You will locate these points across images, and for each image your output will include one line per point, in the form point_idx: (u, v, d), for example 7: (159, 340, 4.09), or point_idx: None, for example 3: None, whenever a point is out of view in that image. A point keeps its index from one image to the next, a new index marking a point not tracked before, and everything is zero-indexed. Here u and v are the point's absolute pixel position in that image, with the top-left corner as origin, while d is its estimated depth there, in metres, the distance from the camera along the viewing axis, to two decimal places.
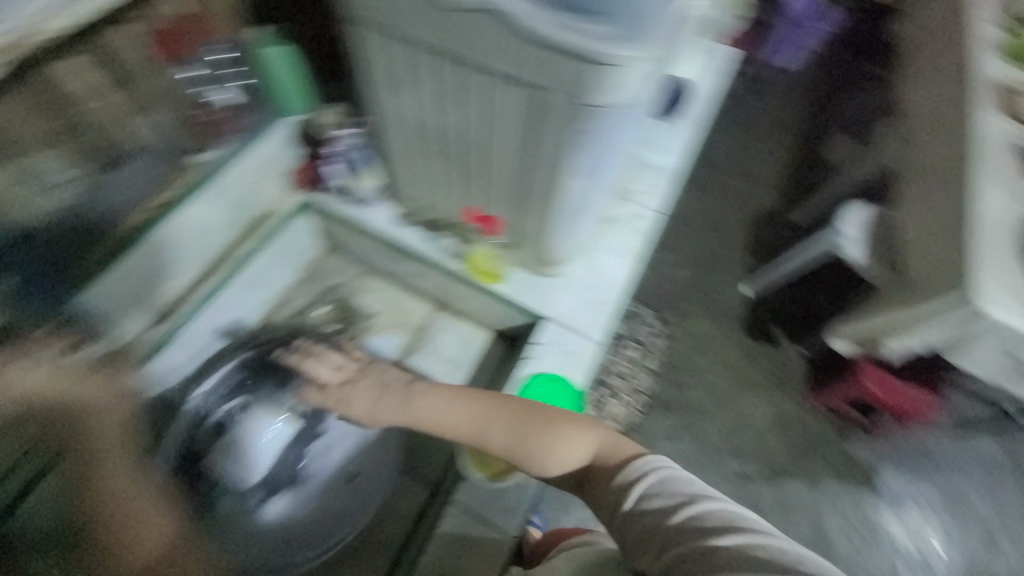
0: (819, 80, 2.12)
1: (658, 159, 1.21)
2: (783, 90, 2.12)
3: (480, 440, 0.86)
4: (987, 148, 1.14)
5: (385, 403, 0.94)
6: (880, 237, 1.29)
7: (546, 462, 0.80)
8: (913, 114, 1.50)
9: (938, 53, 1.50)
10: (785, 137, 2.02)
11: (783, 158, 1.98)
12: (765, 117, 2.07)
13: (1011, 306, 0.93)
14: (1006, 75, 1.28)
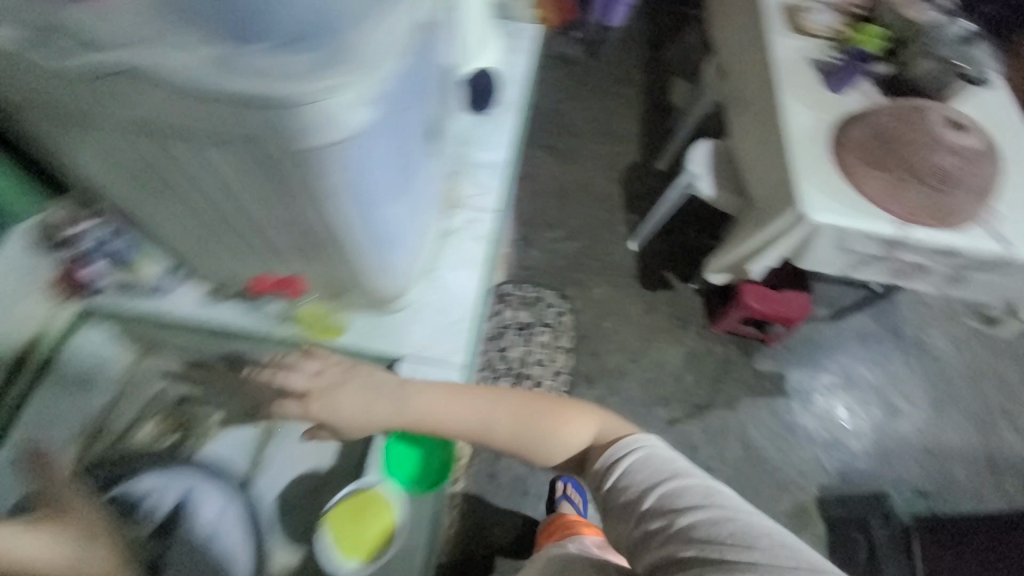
0: (650, 41, 2.31)
1: (481, 159, 1.12)
2: (622, 57, 2.29)
3: (482, 437, 0.77)
4: (788, 67, 1.25)
5: (376, 406, 0.79)
6: (724, 169, 1.42)
7: (548, 450, 0.76)
8: (724, 47, 1.62)
9: None
10: (634, 97, 2.17)
11: (637, 116, 2.12)
12: (613, 84, 2.22)
13: (835, 204, 1.02)
14: None
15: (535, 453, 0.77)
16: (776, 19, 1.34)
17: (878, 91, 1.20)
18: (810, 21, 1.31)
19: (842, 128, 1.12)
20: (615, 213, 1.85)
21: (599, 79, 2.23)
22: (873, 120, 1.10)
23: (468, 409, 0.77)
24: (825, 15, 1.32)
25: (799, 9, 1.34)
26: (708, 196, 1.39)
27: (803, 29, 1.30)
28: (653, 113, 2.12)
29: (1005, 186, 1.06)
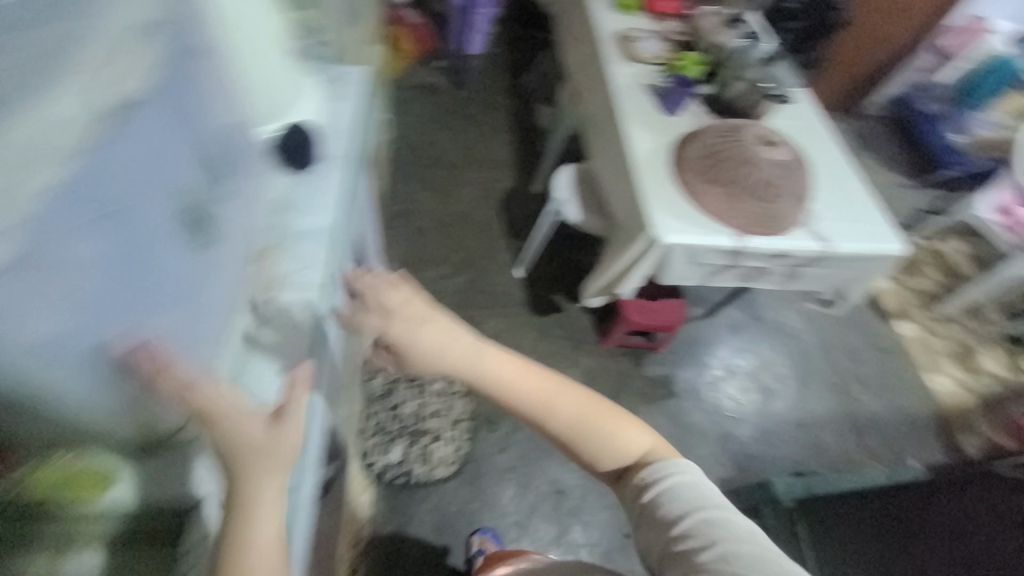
0: (512, 70, 2.39)
1: (308, 225, 0.96)
2: (487, 86, 2.33)
3: (541, 418, 0.64)
4: (628, 93, 1.31)
5: (456, 352, 0.65)
6: (587, 191, 1.46)
7: (594, 455, 0.64)
8: (573, 72, 1.68)
9: (569, 28, 1.75)
10: (504, 123, 2.20)
11: (509, 141, 2.14)
12: (482, 111, 2.23)
13: (682, 222, 1.08)
14: (620, 25, 1.50)
15: (579, 453, 0.65)
16: (611, 49, 1.42)
17: (706, 109, 1.30)
18: (640, 49, 1.40)
19: (680, 147, 1.19)
20: (498, 241, 1.84)
21: (467, 108, 2.24)
22: (705, 139, 1.18)
23: (539, 380, 0.65)
24: (652, 42, 1.42)
25: (629, 39, 1.42)
26: (575, 221, 1.41)
27: (635, 57, 1.38)
28: (524, 138, 2.16)
29: (817, 188, 1.18)
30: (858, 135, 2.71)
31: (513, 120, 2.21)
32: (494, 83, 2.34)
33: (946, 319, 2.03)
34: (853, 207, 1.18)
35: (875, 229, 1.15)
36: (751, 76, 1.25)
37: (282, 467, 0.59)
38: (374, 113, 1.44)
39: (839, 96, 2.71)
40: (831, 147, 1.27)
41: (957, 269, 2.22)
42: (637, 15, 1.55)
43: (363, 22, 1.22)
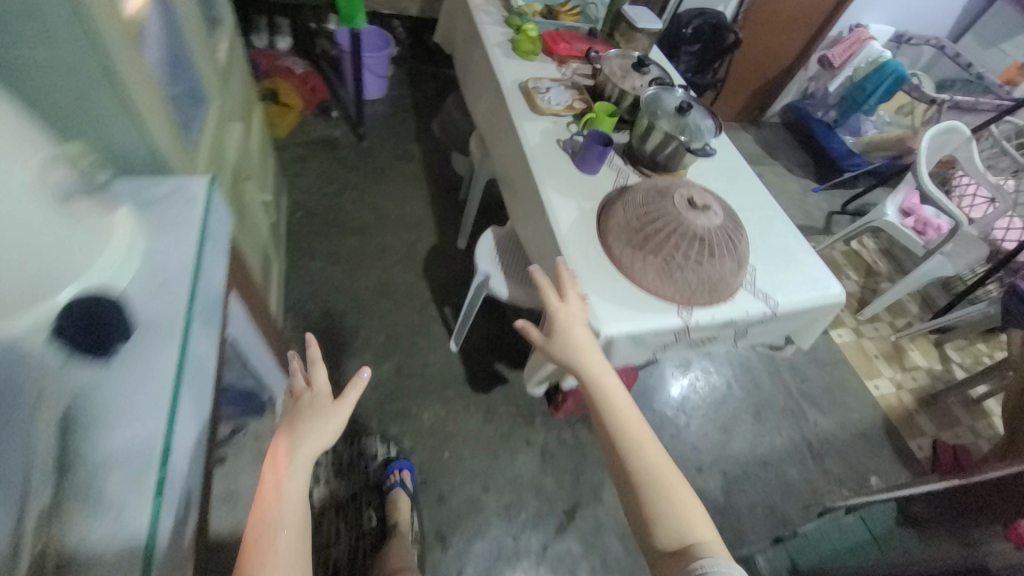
0: (420, 115, 2.23)
1: (108, 453, 0.51)
2: (394, 134, 2.14)
3: (629, 457, 0.73)
4: (542, 153, 1.19)
5: (585, 356, 0.85)
6: (513, 258, 1.32)
7: (656, 520, 0.68)
8: (481, 121, 1.54)
9: (471, 74, 1.62)
10: (418, 175, 2.02)
11: (425, 194, 1.97)
12: (392, 163, 2.04)
13: (621, 308, 0.96)
14: (523, 74, 1.39)
15: (642, 514, 0.69)
16: (518, 102, 1.29)
17: (623, 161, 1.22)
18: (548, 100, 1.28)
19: (605, 215, 1.07)
20: (426, 311, 1.64)
21: (374, 161, 2.03)
22: (634, 198, 1.05)
23: (640, 421, 0.78)
24: (561, 92, 1.30)
25: (536, 89, 1.30)
26: (504, 296, 1.25)
27: (545, 110, 1.26)
28: (443, 188, 2.00)
29: (750, 241, 1.11)
30: (766, 143, 2.83)
31: (428, 169, 2.04)
32: (401, 129, 2.17)
33: (875, 318, 2.10)
34: (787, 256, 1.12)
35: (813, 279, 1.10)
36: (667, 126, 1.12)
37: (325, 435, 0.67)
38: (250, 202, 1.20)
39: (742, 108, 2.82)
40: (754, 191, 1.22)
41: (874, 266, 2.33)
42: (539, 61, 1.45)
43: (212, 107, 0.99)
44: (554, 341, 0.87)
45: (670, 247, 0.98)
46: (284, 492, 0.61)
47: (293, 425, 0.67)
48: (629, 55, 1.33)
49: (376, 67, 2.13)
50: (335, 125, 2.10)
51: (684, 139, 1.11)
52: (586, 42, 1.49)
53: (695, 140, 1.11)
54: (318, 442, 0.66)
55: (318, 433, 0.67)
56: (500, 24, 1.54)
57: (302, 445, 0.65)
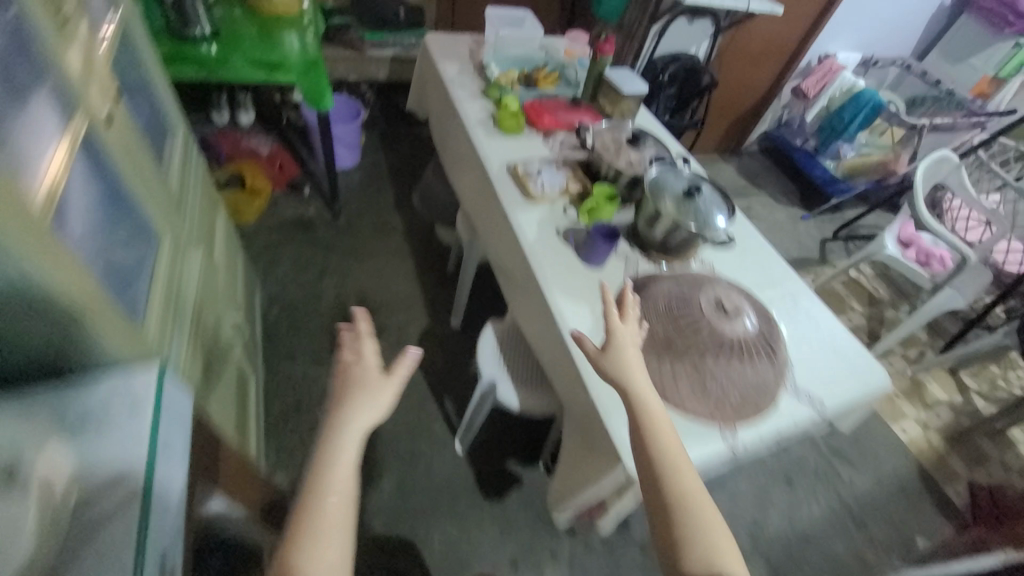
0: (397, 182, 2.12)
1: None
2: (372, 206, 2.03)
3: (660, 467, 0.68)
4: (542, 250, 1.08)
5: (631, 369, 0.76)
6: (518, 359, 1.20)
7: (682, 536, 0.62)
8: (465, 201, 1.43)
9: (450, 150, 1.52)
10: (401, 249, 1.90)
11: (411, 270, 1.84)
12: (372, 238, 1.92)
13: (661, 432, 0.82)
14: (508, 154, 1.29)
15: (668, 522, 0.64)
16: (508, 190, 1.19)
17: (630, 246, 1.12)
18: (541, 186, 1.18)
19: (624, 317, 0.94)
20: (424, 407, 1.49)
21: (352, 240, 1.90)
22: (653, 297, 0.94)
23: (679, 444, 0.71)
24: (553, 174, 1.21)
25: (526, 175, 1.20)
26: (515, 406, 1.12)
27: (539, 198, 1.16)
28: (429, 262, 1.88)
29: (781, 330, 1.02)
30: (749, 173, 2.81)
31: (413, 241, 1.92)
32: (379, 199, 2.05)
33: (888, 352, 2.03)
34: (821, 339, 1.03)
35: (855, 363, 1.00)
36: (674, 213, 1.02)
37: (373, 409, 0.69)
38: (220, 335, 1.05)
39: (721, 140, 2.80)
40: (771, 267, 1.13)
41: (876, 293, 2.28)
42: (524, 137, 1.36)
43: (168, 250, 0.84)
44: (611, 357, 0.77)
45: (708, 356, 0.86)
46: (333, 463, 0.63)
47: (344, 394, 0.70)
48: (620, 128, 1.26)
49: (346, 138, 2.02)
50: (307, 202, 1.97)
51: (698, 229, 1.02)
52: (569, 112, 1.41)
53: (710, 228, 1.02)
54: (367, 414, 0.68)
55: (370, 403, 0.69)
56: (478, 99, 1.46)
57: (354, 417, 0.67)
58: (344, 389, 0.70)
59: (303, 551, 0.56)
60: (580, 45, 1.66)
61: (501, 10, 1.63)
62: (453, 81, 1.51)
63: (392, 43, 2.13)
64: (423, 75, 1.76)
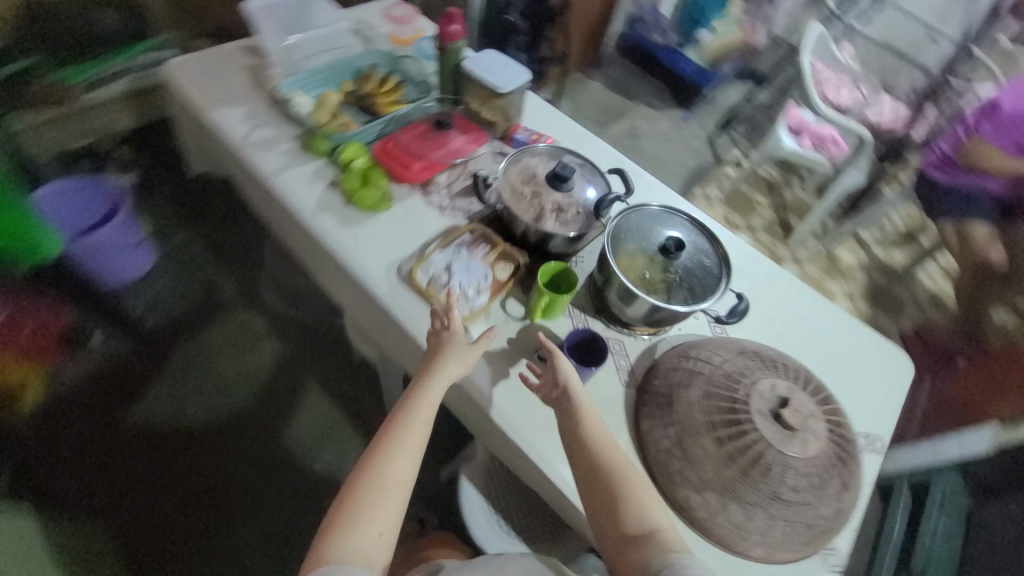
0: (220, 253, 1.54)
1: None
2: (206, 310, 1.45)
3: (593, 452, 0.68)
4: (508, 394, 0.78)
5: (571, 374, 0.72)
6: (518, 505, 0.92)
7: (620, 506, 0.65)
8: (351, 314, 1.00)
9: (290, 238, 1.03)
10: (260, 334, 1.44)
11: (286, 358, 1.41)
12: (234, 351, 1.40)
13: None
14: (390, 247, 0.88)
15: (606, 496, 0.66)
16: (421, 317, 0.81)
17: (610, 326, 0.85)
18: (462, 296, 0.81)
19: (664, 464, 0.69)
20: None
21: (177, 328, 1.41)
22: (692, 417, 0.69)
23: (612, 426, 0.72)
24: (470, 265, 0.84)
25: (435, 285, 0.82)
26: None
27: (471, 316, 0.80)
28: (306, 345, 1.43)
29: (805, 357, 0.86)
30: (618, 85, 2.55)
31: (289, 336, 1.44)
32: (215, 297, 1.47)
33: (804, 238, 2.07)
34: (839, 348, 0.88)
35: (880, 361, 0.88)
36: (649, 294, 0.76)
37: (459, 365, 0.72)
38: None
39: (581, 57, 2.47)
40: (756, 271, 0.94)
41: (772, 178, 2.28)
42: (400, 207, 0.93)
43: None
44: (561, 361, 0.72)
45: (797, 488, 0.63)
46: (425, 396, 0.70)
47: (435, 352, 0.73)
48: (526, 158, 0.90)
49: (121, 243, 1.34)
50: (111, 348, 1.36)
51: (690, 307, 0.74)
52: (439, 142, 0.98)
53: (703, 298, 0.75)
54: (451, 370, 0.71)
55: (456, 363, 0.72)
56: (304, 164, 0.96)
57: (446, 366, 0.71)
58: (437, 342, 0.74)
59: (381, 466, 0.65)
60: (410, 24, 1.20)
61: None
62: (251, 142, 0.98)
63: (120, 74, 1.43)
64: (194, 127, 1.16)
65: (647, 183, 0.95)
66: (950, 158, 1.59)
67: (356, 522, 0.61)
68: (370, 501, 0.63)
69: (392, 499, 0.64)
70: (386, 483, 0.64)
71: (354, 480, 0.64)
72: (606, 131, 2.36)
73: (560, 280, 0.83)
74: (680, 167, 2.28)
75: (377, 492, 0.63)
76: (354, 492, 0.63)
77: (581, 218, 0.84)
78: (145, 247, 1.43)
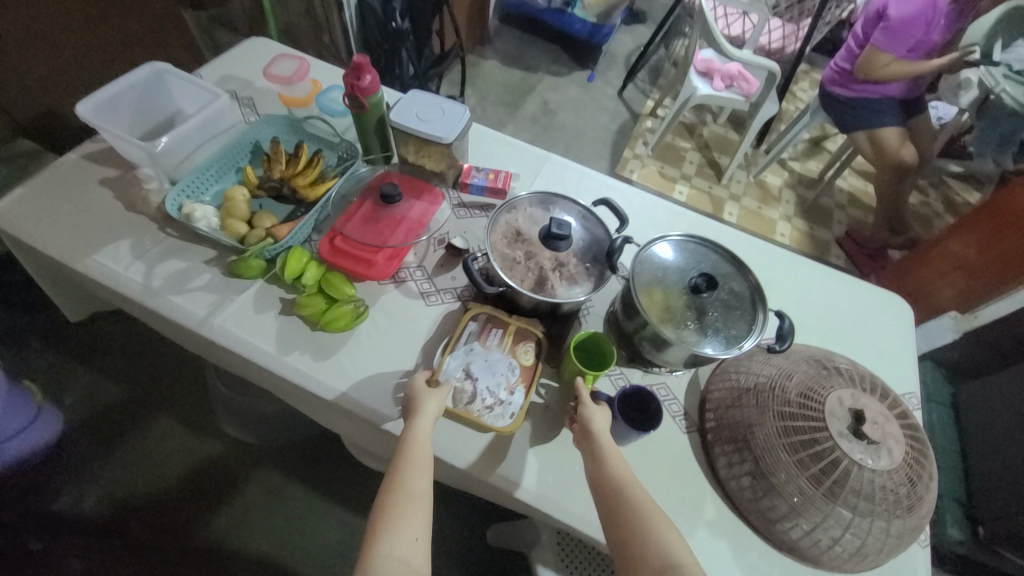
0: (121, 367, 1.30)
1: None
2: (145, 452, 1.21)
3: (614, 487, 0.60)
4: (579, 493, 0.69)
5: (602, 417, 0.65)
6: None
7: (636, 540, 0.55)
8: (353, 440, 0.85)
9: (236, 371, 0.85)
10: (194, 430, 1.25)
11: (231, 453, 1.23)
12: (193, 481, 1.19)
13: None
14: (382, 358, 0.75)
15: (624, 530, 0.57)
16: (455, 436, 0.71)
17: (648, 372, 0.80)
18: (496, 404, 0.71)
19: (760, 506, 0.67)
20: None
21: (70, 429, 1.22)
22: (775, 460, 0.65)
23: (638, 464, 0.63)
24: (490, 363, 0.72)
25: (462, 400, 0.70)
26: None
27: (514, 422, 0.70)
28: (249, 444, 1.24)
29: (829, 334, 0.87)
30: (514, 59, 2.41)
31: (259, 449, 1.24)
32: (151, 434, 1.23)
33: (733, 173, 2.14)
34: (852, 313, 0.90)
35: (887, 313, 0.91)
36: (690, 339, 0.69)
37: (440, 398, 0.67)
38: None
39: (469, 38, 2.28)
40: (753, 261, 0.94)
41: (688, 122, 2.31)
42: (377, 310, 0.79)
43: None
44: (590, 405, 0.65)
45: (893, 488, 0.63)
46: (422, 423, 0.64)
47: (415, 399, 0.67)
48: (508, 215, 0.79)
49: (10, 431, 1.03)
50: (34, 541, 1.09)
51: (732, 350, 0.68)
52: (394, 219, 0.82)
53: (744, 336, 0.70)
54: (438, 401, 0.66)
55: (439, 401, 0.67)
56: (241, 297, 0.77)
57: (432, 402, 0.66)
58: (411, 389, 0.68)
59: (406, 474, 0.60)
60: (304, 79, 0.99)
61: (104, 91, 0.82)
62: (155, 287, 0.76)
63: None
64: (62, 276, 0.89)
65: (635, 211, 0.95)
66: (850, 73, 1.69)
67: (394, 521, 0.56)
68: (402, 510, 0.57)
69: (419, 507, 0.58)
70: (412, 492, 0.59)
71: (383, 495, 0.59)
72: (519, 113, 2.23)
73: (593, 345, 0.75)
74: (602, 132, 2.22)
75: (405, 503, 0.58)
76: (385, 505, 0.58)
77: (588, 274, 0.75)
78: (45, 411, 1.13)
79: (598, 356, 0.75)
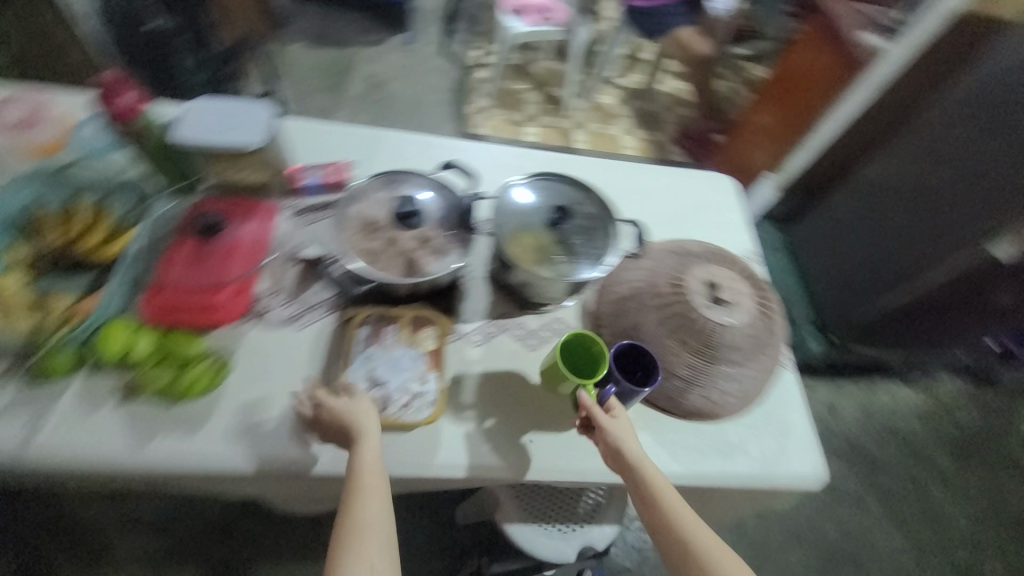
0: None
1: None
2: None
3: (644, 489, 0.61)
4: (514, 448, 0.71)
5: (623, 432, 0.64)
6: (569, 504, 0.94)
7: (663, 522, 0.59)
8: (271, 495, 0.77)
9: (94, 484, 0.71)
10: None
11: None
12: None
13: (764, 436, 0.77)
14: (267, 400, 0.68)
15: (654, 519, 0.60)
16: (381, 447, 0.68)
17: (540, 310, 0.83)
18: (411, 399, 0.69)
19: (664, 389, 0.75)
20: None
21: None
22: (663, 347, 0.73)
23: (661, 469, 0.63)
24: (395, 360, 0.70)
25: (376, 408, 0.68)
26: (613, 531, 0.93)
27: (436, 409, 0.69)
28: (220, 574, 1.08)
29: (681, 224, 0.97)
30: (320, 38, 2.19)
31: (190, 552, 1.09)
32: None
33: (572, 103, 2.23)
34: (695, 200, 1.02)
35: (721, 192, 1.04)
36: (568, 271, 0.72)
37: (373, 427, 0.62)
38: None
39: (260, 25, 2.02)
40: (604, 180, 0.99)
41: (517, 64, 2.33)
42: (242, 354, 0.70)
43: None
44: (608, 421, 0.64)
45: (754, 334, 0.74)
46: (366, 454, 0.60)
47: (352, 429, 0.61)
48: (355, 206, 0.74)
49: None
50: None
51: (600, 267, 0.73)
52: (227, 248, 0.71)
53: (607, 252, 0.74)
54: (371, 424, 0.62)
55: (371, 426, 0.62)
56: (64, 401, 0.63)
57: (371, 436, 0.61)
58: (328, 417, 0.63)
59: (358, 503, 0.57)
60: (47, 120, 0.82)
61: None
62: None
63: None
64: None
65: (485, 166, 0.95)
66: None
67: (354, 551, 0.54)
68: (357, 540, 0.55)
69: (380, 531, 0.56)
70: (365, 518, 0.56)
71: (337, 530, 0.56)
72: (346, 95, 2.06)
73: (580, 346, 0.74)
74: (440, 94, 2.15)
75: (359, 533, 0.55)
76: (337, 546, 0.55)
77: (452, 241, 0.74)
78: None
79: (589, 362, 0.74)
